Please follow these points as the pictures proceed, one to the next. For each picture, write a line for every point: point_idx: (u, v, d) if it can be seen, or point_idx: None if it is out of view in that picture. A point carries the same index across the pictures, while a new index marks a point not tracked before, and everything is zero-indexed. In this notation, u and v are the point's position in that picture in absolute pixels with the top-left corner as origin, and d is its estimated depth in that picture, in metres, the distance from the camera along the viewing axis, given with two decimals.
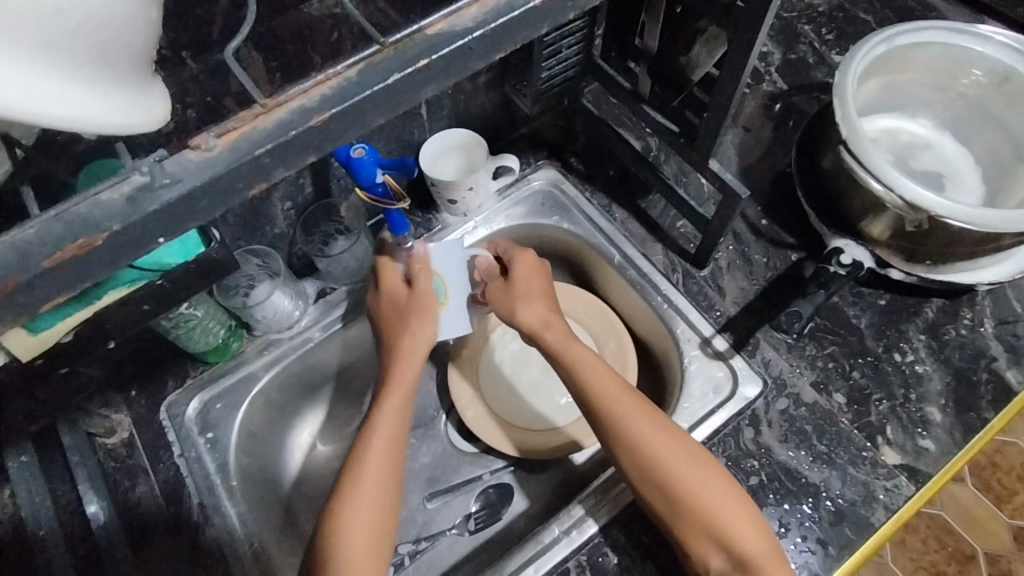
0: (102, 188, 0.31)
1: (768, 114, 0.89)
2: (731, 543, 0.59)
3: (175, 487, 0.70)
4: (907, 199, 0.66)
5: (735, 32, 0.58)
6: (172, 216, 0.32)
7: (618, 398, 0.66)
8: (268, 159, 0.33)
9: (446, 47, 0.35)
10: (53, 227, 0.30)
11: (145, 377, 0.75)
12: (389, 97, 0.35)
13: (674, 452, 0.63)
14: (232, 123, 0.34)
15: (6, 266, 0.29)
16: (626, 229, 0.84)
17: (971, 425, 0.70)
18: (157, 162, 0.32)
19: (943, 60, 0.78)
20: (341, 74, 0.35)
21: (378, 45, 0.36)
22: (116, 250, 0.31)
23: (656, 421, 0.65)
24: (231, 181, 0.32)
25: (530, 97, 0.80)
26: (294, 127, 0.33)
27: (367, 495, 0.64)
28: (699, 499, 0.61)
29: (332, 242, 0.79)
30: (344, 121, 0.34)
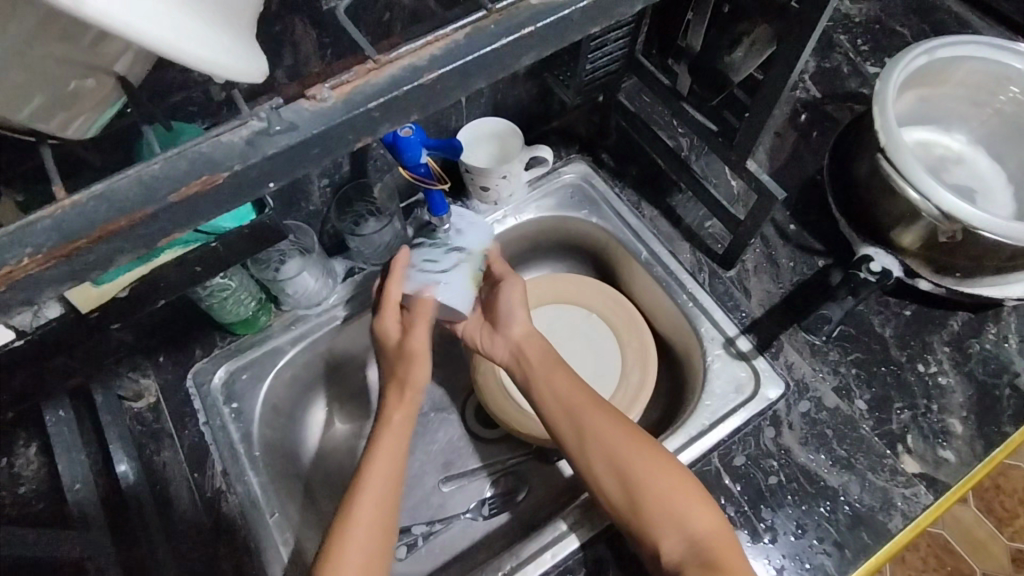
0: (221, 130, 0.32)
1: (800, 121, 0.89)
2: (681, 523, 0.61)
3: (200, 453, 0.71)
4: (943, 209, 0.66)
5: (787, 33, 0.58)
6: (275, 165, 0.32)
7: (576, 394, 0.71)
8: (377, 113, 0.33)
9: (548, 17, 0.36)
10: (174, 163, 0.31)
11: (173, 344, 0.76)
12: (492, 62, 0.35)
13: (625, 437, 0.66)
14: (347, 76, 0.34)
15: (132, 200, 0.30)
16: (655, 227, 0.85)
17: (992, 439, 0.70)
18: (274, 109, 0.33)
19: (983, 75, 0.78)
20: (450, 36, 0.35)
21: (485, 11, 0.36)
22: (226, 193, 0.32)
23: (606, 415, 0.69)
24: (333, 136, 0.33)
25: (573, 88, 0.80)
26: (405, 83, 0.33)
27: (361, 541, 0.62)
28: (647, 481, 0.63)
29: (364, 222, 0.80)
30: (448, 81, 0.34)
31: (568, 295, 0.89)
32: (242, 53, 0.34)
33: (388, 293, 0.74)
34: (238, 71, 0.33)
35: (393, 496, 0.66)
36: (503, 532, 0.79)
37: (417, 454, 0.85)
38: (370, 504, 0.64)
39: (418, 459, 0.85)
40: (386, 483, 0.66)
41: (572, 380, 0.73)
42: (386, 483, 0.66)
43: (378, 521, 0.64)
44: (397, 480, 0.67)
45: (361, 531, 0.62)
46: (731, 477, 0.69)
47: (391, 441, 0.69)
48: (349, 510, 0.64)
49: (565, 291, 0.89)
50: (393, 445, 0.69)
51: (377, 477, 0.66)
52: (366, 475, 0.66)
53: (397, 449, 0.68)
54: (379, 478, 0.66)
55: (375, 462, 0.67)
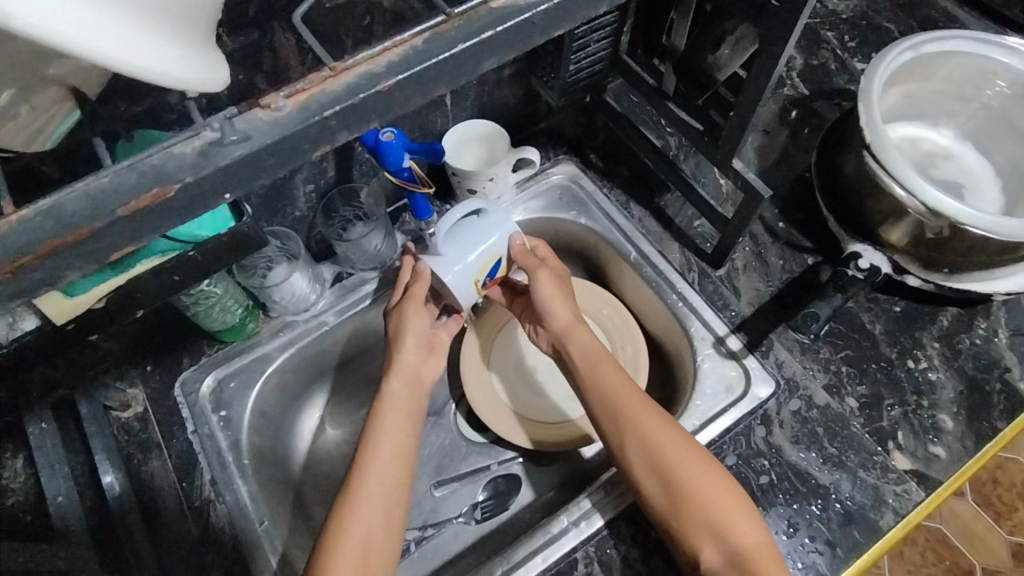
0: (173, 142, 0.31)
1: (788, 119, 0.89)
2: (725, 534, 0.59)
3: (188, 462, 0.71)
4: (929, 205, 0.66)
5: (767, 31, 0.58)
6: (236, 173, 0.32)
7: (623, 391, 0.68)
8: (334, 121, 0.33)
9: (511, 20, 0.35)
10: (126, 175, 0.30)
11: (160, 353, 0.76)
12: (452, 67, 0.35)
13: (673, 444, 0.63)
14: (302, 83, 0.33)
15: (82, 212, 0.29)
16: (643, 226, 0.84)
17: (982, 434, 0.70)
18: (228, 119, 0.32)
19: (967, 70, 0.78)
20: (408, 42, 0.34)
21: (445, 15, 0.35)
22: (182, 204, 0.31)
23: (654, 415, 0.66)
24: (290, 146, 0.33)
25: (558, 89, 0.79)
26: (362, 91, 0.33)
27: (369, 526, 0.61)
28: (693, 489, 0.61)
29: (350, 228, 0.79)
30: (407, 88, 0.34)
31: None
32: (214, 63, 0.35)
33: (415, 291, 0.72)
34: (214, 82, 0.34)
35: (402, 471, 0.65)
36: (495, 536, 0.79)
37: None
38: (378, 483, 0.63)
39: None
40: (394, 468, 0.65)
41: (621, 378, 0.69)
42: (393, 466, 0.65)
43: (387, 516, 0.63)
44: (404, 469, 0.65)
45: (368, 514, 0.62)
46: None
47: (397, 411, 0.69)
48: (354, 493, 0.62)
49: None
50: (399, 422, 0.68)
51: (382, 462, 0.64)
52: (372, 461, 0.64)
53: (405, 426, 0.68)
54: (387, 455, 0.65)
55: (383, 438, 0.66)
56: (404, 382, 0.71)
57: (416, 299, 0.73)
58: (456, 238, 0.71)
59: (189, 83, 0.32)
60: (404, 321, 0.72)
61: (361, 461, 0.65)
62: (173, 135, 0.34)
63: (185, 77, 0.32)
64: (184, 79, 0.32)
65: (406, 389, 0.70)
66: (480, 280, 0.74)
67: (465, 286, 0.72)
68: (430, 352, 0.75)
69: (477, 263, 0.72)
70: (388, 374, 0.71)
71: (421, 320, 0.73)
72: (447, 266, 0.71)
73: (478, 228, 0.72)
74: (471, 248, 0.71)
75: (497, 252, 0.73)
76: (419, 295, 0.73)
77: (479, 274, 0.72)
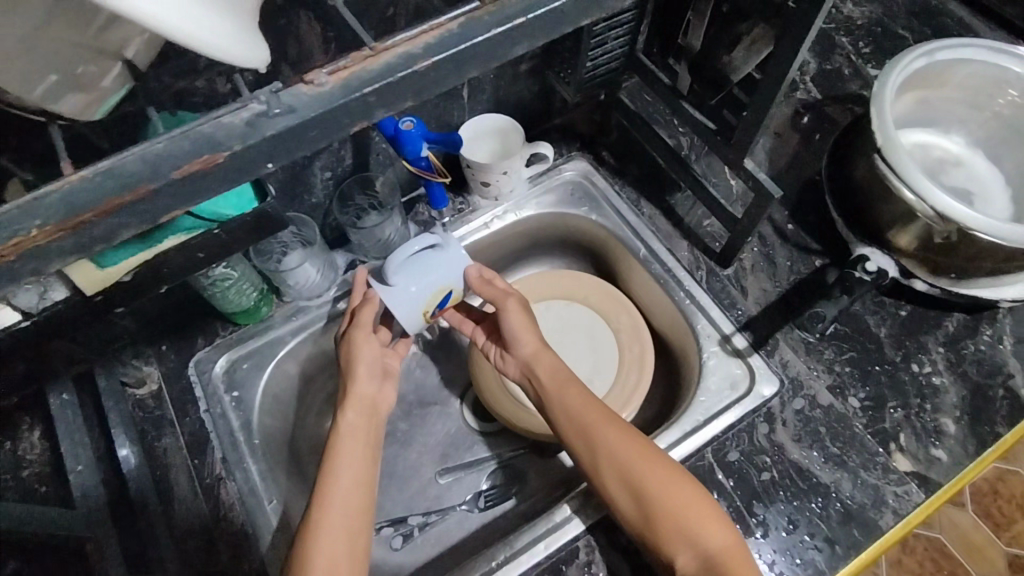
0: (223, 111, 0.33)
1: (801, 123, 0.90)
2: (698, 541, 0.60)
3: (199, 441, 0.72)
4: (938, 210, 0.67)
5: (783, 32, 0.59)
6: (278, 145, 0.33)
7: (590, 410, 0.69)
8: (372, 98, 0.34)
9: (542, 8, 0.36)
10: (180, 141, 0.32)
11: (175, 333, 0.77)
12: (485, 51, 0.36)
13: (641, 458, 0.64)
14: (344, 62, 0.35)
15: (139, 172, 0.31)
16: (653, 224, 0.85)
17: (984, 438, 0.71)
18: (273, 93, 0.33)
19: (981, 78, 0.79)
20: (445, 25, 0.36)
21: (479, 1, 0.37)
22: (230, 169, 0.33)
23: (621, 432, 0.67)
24: (330, 119, 0.34)
25: (574, 85, 0.80)
26: (402, 70, 0.34)
27: (334, 546, 0.61)
28: (664, 501, 0.62)
29: (365, 216, 0.81)
30: (442, 69, 0.35)
31: (573, 292, 0.89)
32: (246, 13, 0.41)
33: (361, 318, 0.73)
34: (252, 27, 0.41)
35: (360, 495, 0.66)
36: (498, 524, 0.80)
37: (414, 446, 0.86)
38: (342, 502, 0.64)
39: (415, 451, 0.86)
40: (354, 491, 0.65)
41: (587, 396, 0.71)
42: (351, 489, 0.65)
43: (351, 539, 0.63)
44: (363, 495, 0.66)
45: (333, 534, 0.62)
46: (724, 472, 0.69)
47: (352, 441, 0.69)
48: (318, 514, 0.63)
49: (567, 288, 0.90)
50: (353, 450, 0.68)
51: (342, 487, 0.65)
52: (329, 487, 0.64)
53: (359, 453, 0.68)
54: (346, 480, 0.65)
55: (342, 465, 0.66)
56: (356, 414, 0.71)
57: (363, 325, 0.73)
58: (409, 265, 0.71)
59: (178, 32, 0.29)
60: (354, 351, 0.73)
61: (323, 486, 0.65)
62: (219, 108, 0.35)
63: (172, 24, 0.29)
64: (171, 26, 0.29)
65: (361, 420, 0.71)
66: (428, 310, 0.74)
67: (410, 313, 0.72)
68: (384, 379, 0.76)
69: (424, 294, 0.72)
70: (342, 406, 0.72)
71: (372, 348, 0.74)
72: (397, 292, 0.71)
73: (430, 257, 0.72)
74: (422, 279, 0.71)
75: (449, 284, 0.73)
76: (364, 321, 0.74)
77: (426, 305, 0.73)
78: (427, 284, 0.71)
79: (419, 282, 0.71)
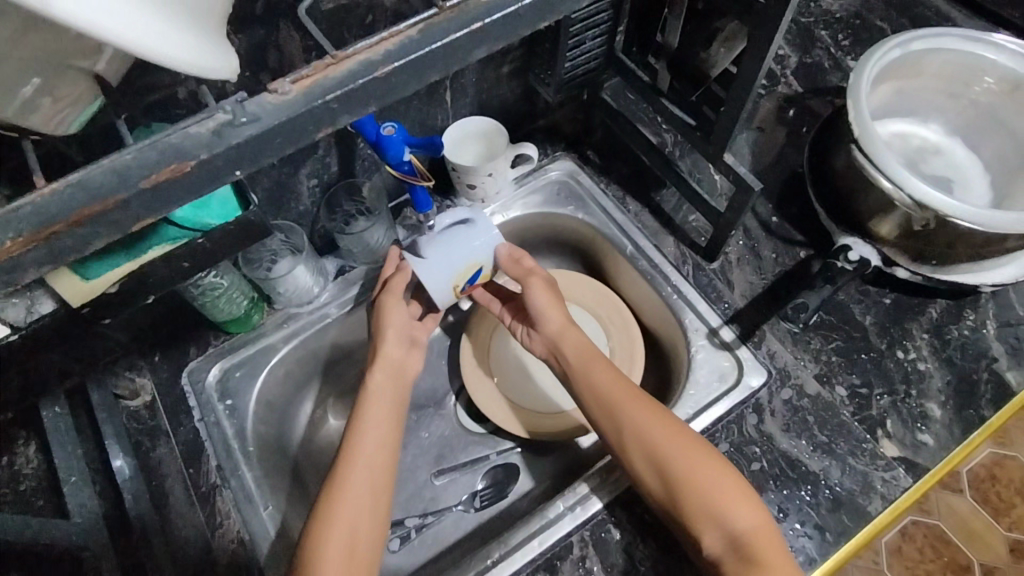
0: (188, 121, 0.33)
1: (783, 116, 0.91)
2: (724, 520, 0.61)
3: (194, 449, 0.73)
4: (915, 199, 0.68)
5: (755, 28, 0.60)
6: (247, 151, 0.34)
7: (616, 387, 0.70)
8: (335, 105, 0.35)
9: (499, 12, 0.37)
10: (147, 150, 0.33)
11: (168, 344, 0.78)
12: (445, 56, 0.37)
13: (667, 434, 0.65)
14: (306, 71, 0.35)
15: (107, 183, 0.32)
16: (639, 221, 0.86)
17: (970, 422, 0.72)
18: (240, 102, 0.34)
19: (955, 67, 0.79)
20: (403, 32, 0.36)
21: (436, 7, 0.37)
22: (198, 178, 0.33)
23: (647, 408, 0.68)
24: (294, 126, 0.35)
25: (554, 86, 0.81)
26: (361, 77, 0.35)
27: (353, 516, 0.62)
28: (690, 479, 0.63)
29: (353, 222, 0.82)
30: (402, 75, 0.36)
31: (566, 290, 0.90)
32: None
33: (394, 283, 0.74)
34: None
35: (386, 462, 0.67)
36: (494, 524, 0.80)
37: (410, 448, 0.87)
38: (365, 474, 0.65)
39: (411, 454, 0.87)
40: (377, 456, 0.67)
41: (614, 374, 0.72)
42: (376, 453, 0.67)
43: (370, 509, 0.64)
44: (389, 456, 0.67)
45: (355, 497, 0.63)
46: None
47: (378, 404, 0.70)
48: (338, 488, 0.63)
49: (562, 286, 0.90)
50: (382, 413, 0.70)
51: (369, 449, 0.66)
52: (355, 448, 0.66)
53: (386, 417, 0.70)
54: (371, 448, 0.67)
55: (367, 435, 0.68)
56: (385, 377, 0.72)
57: (394, 291, 0.74)
58: (444, 239, 0.71)
59: (142, 46, 0.30)
60: (387, 315, 0.74)
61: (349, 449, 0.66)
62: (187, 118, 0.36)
63: (136, 38, 0.30)
64: (134, 40, 0.29)
65: (388, 382, 0.72)
66: (458, 285, 0.74)
67: (440, 287, 0.73)
68: (414, 345, 0.76)
69: (456, 269, 0.72)
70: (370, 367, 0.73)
71: (402, 315, 0.75)
72: (431, 265, 0.71)
73: (465, 233, 0.72)
74: (455, 254, 0.71)
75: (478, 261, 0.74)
76: (397, 288, 0.74)
77: (456, 281, 0.73)
78: (460, 259, 0.72)
79: (452, 258, 0.71)
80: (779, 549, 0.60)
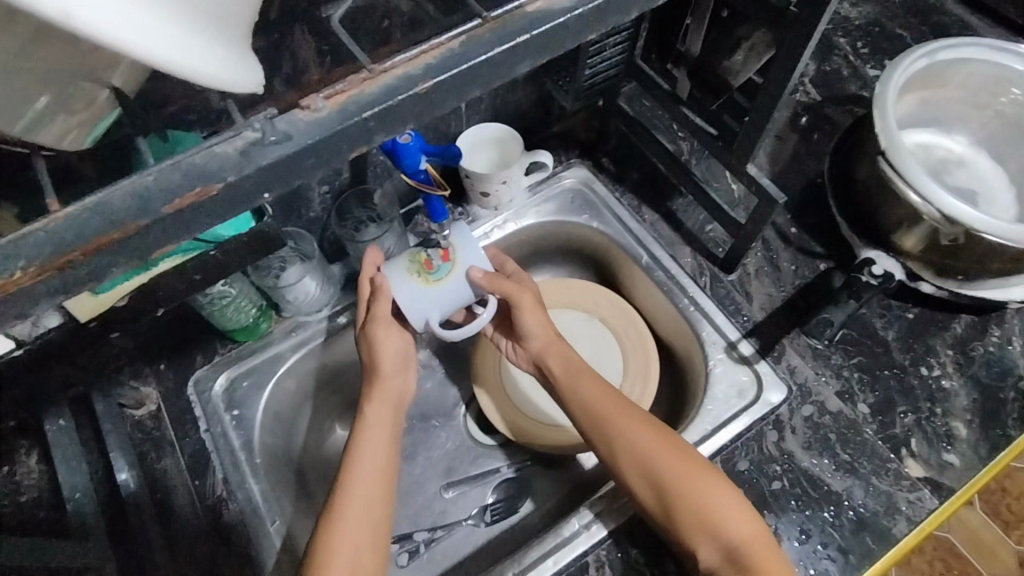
0: (216, 140, 0.32)
1: (801, 124, 0.89)
2: (720, 531, 0.59)
3: (200, 462, 0.71)
4: (944, 212, 0.66)
5: (785, 36, 0.58)
6: (275, 172, 0.33)
7: (605, 398, 0.68)
8: (372, 122, 0.34)
9: (543, 25, 0.36)
10: (170, 175, 0.31)
11: (173, 352, 0.76)
12: (484, 70, 0.35)
13: (657, 447, 0.63)
14: (340, 86, 0.34)
15: (129, 210, 0.30)
16: (655, 231, 0.85)
17: (996, 442, 0.70)
18: (268, 120, 0.33)
19: (984, 78, 0.78)
20: (444, 45, 0.35)
21: (480, 19, 0.36)
22: (223, 202, 0.32)
23: (637, 420, 0.66)
24: (327, 146, 0.33)
25: (572, 93, 0.82)
26: (400, 92, 0.34)
27: (351, 554, 0.60)
28: (684, 491, 0.61)
29: (364, 228, 0.79)
30: (441, 91, 0.35)
31: (581, 301, 0.88)
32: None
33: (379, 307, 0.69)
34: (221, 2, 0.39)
35: (383, 496, 0.65)
36: (506, 539, 0.79)
37: (419, 460, 0.85)
38: (360, 504, 0.63)
39: (420, 466, 0.85)
40: (372, 491, 0.64)
41: (601, 384, 0.69)
42: (371, 488, 0.64)
43: (367, 548, 0.62)
44: (384, 492, 0.65)
45: (351, 534, 0.61)
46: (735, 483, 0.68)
47: (372, 437, 0.68)
48: (332, 520, 0.62)
49: (577, 298, 0.88)
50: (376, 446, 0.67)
51: (363, 485, 0.64)
52: (346, 486, 0.64)
53: (380, 450, 0.67)
54: (365, 475, 0.65)
55: (360, 466, 0.65)
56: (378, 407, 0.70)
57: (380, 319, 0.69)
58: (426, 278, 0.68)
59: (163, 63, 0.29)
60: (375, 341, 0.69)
61: (342, 484, 0.64)
62: (212, 135, 0.35)
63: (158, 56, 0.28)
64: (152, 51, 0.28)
65: (382, 413, 0.69)
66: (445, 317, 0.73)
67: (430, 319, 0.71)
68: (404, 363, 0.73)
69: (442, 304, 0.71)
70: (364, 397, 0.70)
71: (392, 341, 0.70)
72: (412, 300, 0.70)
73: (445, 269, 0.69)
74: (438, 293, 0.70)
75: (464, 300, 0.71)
76: (382, 315, 0.69)
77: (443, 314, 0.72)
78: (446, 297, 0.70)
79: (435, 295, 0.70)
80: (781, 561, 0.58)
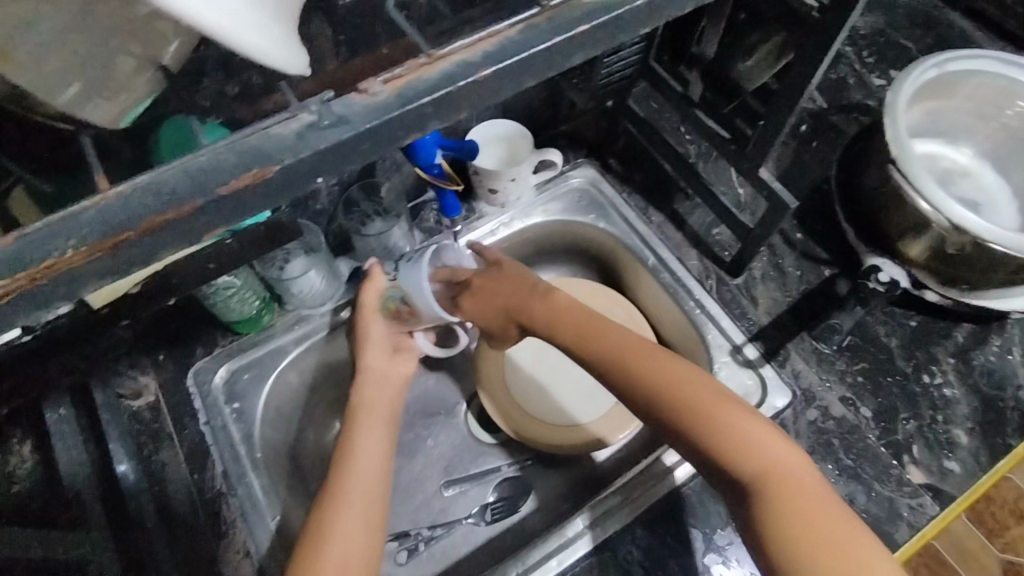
0: (273, 123, 0.32)
1: (806, 130, 0.89)
2: (737, 460, 0.51)
3: (200, 455, 0.70)
4: (953, 221, 0.66)
5: (805, 40, 0.58)
6: (332, 158, 0.32)
7: (594, 325, 0.63)
8: (430, 109, 0.33)
9: (596, 16, 0.35)
10: (226, 156, 0.31)
11: (173, 343, 0.75)
12: (541, 61, 0.35)
13: (658, 371, 0.57)
14: (399, 70, 0.34)
15: (184, 190, 0.30)
16: (662, 233, 0.85)
17: (996, 449, 0.70)
18: (324, 103, 0.33)
19: (991, 90, 0.79)
20: (502, 33, 0.35)
21: (539, 7, 0.36)
22: (277, 187, 0.31)
23: (634, 344, 0.60)
24: (371, 136, 0.32)
25: (588, 92, 0.81)
26: (460, 78, 0.33)
27: (350, 531, 0.59)
28: (693, 420, 0.54)
29: (370, 222, 0.79)
30: (496, 81, 0.34)
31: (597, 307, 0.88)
32: None
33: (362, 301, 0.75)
34: None
35: (384, 469, 0.65)
36: (506, 538, 0.78)
37: (420, 457, 0.85)
38: (356, 502, 0.61)
39: (420, 462, 0.84)
40: (376, 461, 0.65)
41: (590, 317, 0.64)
42: (376, 458, 0.65)
43: (370, 516, 0.61)
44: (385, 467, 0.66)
45: (354, 502, 0.61)
46: None
47: (369, 410, 0.70)
48: (330, 515, 0.59)
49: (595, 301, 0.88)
50: (374, 420, 0.69)
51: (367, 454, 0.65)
52: (349, 455, 0.65)
53: (379, 425, 0.69)
54: (362, 469, 0.64)
55: (360, 442, 0.66)
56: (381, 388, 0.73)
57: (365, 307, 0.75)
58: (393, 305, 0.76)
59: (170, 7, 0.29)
60: (364, 332, 0.75)
61: (343, 461, 0.65)
62: (261, 118, 0.34)
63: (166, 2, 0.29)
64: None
65: (377, 390, 0.73)
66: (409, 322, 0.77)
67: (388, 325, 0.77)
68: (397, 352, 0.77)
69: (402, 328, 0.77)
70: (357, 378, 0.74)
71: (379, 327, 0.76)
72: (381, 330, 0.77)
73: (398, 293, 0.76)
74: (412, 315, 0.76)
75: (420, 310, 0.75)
76: (369, 302, 0.76)
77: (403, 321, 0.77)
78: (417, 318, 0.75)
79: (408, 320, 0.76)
80: (812, 487, 0.49)
